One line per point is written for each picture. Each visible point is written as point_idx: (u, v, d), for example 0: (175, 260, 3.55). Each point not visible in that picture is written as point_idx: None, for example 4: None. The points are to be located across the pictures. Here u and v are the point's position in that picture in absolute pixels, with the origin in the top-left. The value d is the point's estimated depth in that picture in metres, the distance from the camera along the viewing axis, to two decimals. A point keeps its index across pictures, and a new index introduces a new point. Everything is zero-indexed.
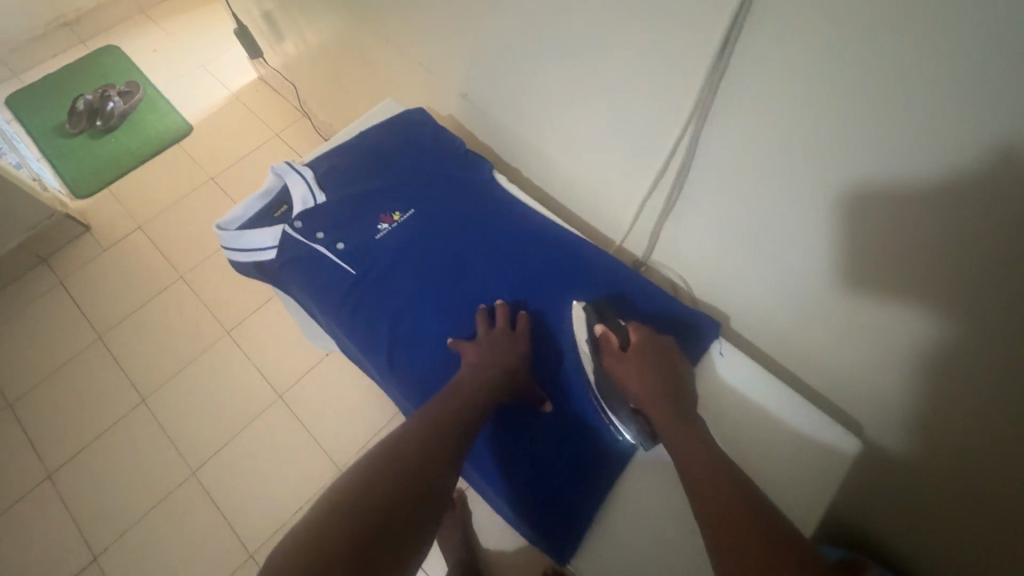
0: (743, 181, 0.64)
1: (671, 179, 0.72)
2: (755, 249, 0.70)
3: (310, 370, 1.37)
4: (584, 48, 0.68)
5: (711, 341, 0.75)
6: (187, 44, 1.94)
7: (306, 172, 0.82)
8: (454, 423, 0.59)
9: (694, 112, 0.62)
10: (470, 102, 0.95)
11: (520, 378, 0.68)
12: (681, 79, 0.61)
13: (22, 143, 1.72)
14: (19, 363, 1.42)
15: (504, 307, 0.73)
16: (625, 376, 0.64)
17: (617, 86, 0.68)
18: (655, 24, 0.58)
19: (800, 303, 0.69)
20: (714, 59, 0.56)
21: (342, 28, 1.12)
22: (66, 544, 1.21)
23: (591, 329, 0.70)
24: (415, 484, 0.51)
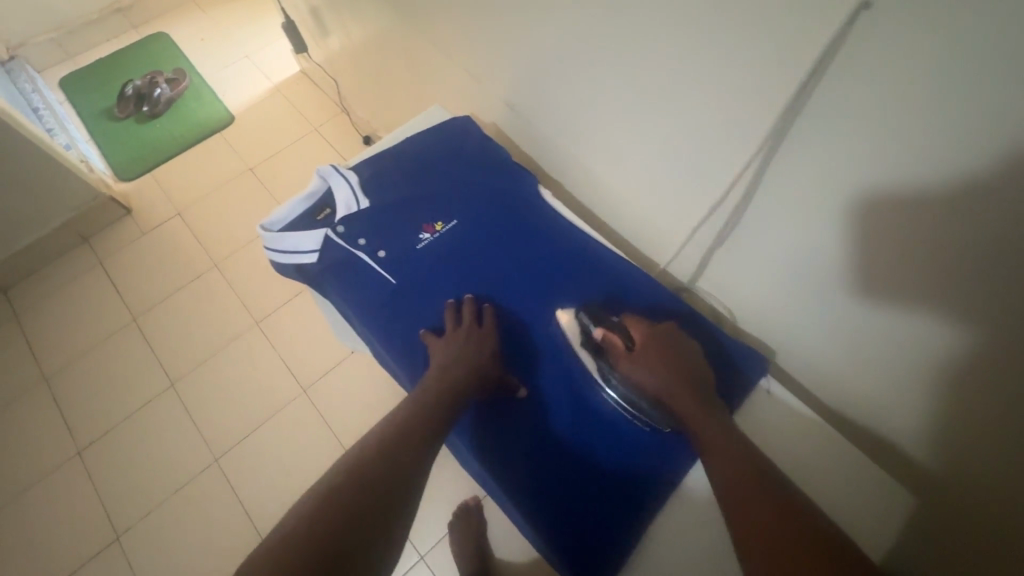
0: (807, 220, 0.61)
1: (727, 211, 0.70)
2: (811, 290, 0.66)
3: (335, 367, 1.37)
4: (646, 70, 0.66)
5: (757, 382, 0.72)
6: (234, 34, 1.97)
7: (350, 176, 0.82)
8: (424, 424, 0.61)
9: (760, 147, 0.60)
10: (514, 112, 0.94)
11: (487, 370, 0.68)
12: (750, 112, 0.58)
13: (72, 124, 1.78)
14: (57, 339, 1.46)
15: (470, 301, 0.74)
16: (638, 373, 0.64)
17: (677, 110, 0.66)
18: (726, 55, 0.56)
19: (856, 348, 0.66)
20: (790, 97, 0.53)
21: (389, 29, 1.12)
22: (91, 520, 1.24)
23: (590, 332, 0.70)
24: (383, 484, 0.52)
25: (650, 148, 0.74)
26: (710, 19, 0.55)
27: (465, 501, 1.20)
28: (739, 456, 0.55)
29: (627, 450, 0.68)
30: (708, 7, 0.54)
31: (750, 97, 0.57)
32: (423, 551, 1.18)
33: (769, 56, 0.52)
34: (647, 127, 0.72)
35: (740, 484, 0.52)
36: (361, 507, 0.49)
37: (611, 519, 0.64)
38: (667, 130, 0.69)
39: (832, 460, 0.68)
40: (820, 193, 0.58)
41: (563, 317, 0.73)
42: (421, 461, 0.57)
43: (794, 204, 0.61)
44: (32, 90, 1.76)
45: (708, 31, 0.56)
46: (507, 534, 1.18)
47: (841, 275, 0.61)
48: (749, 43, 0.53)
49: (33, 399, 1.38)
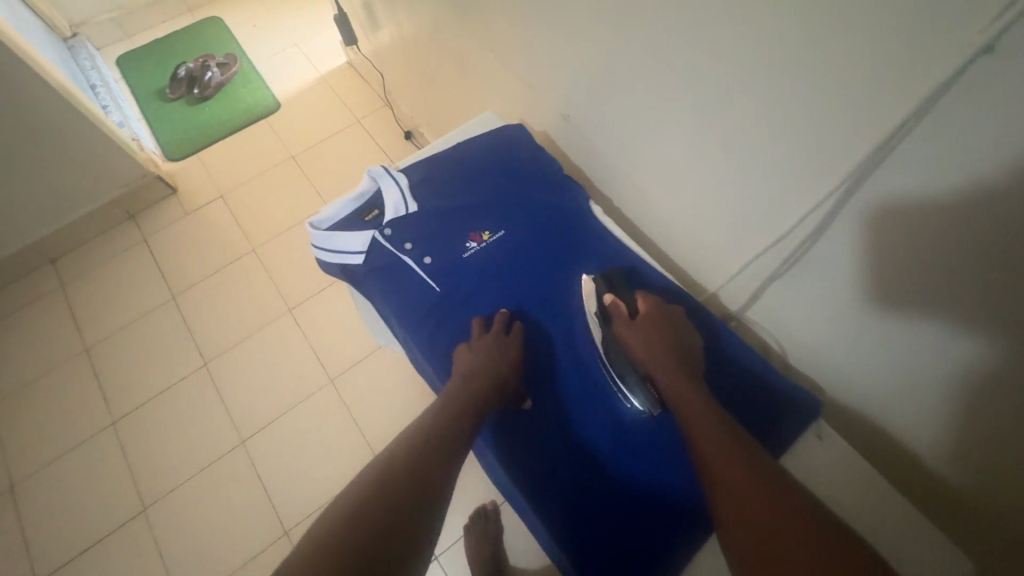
0: (880, 265, 0.58)
1: (791, 245, 0.67)
2: (875, 336, 0.64)
3: (362, 359, 1.38)
4: (719, 95, 0.64)
5: (809, 424, 0.70)
6: (286, 23, 2.00)
7: (400, 179, 0.82)
8: (447, 439, 0.60)
9: (838, 185, 0.57)
10: (568, 122, 0.93)
11: (510, 381, 0.68)
12: (835, 148, 0.56)
13: (126, 103, 1.83)
14: (99, 311, 1.51)
15: (504, 315, 0.74)
16: (633, 340, 0.67)
17: (748, 138, 0.64)
18: (815, 88, 0.54)
19: (921, 399, 0.63)
20: (880, 139, 0.51)
21: (444, 28, 1.11)
22: (119, 491, 1.28)
23: (602, 300, 0.72)
24: (409, 502, 0.51)
25: (713, 173, 0.72)
26: (802, 50, 0.52)
27: (483, 506, 1.19)
28: (712, 426, 0.57)
29: (642, 456, 0.67)
30: (801, 37, 0.52)
31: (836, 132, 0.55)
32: (439, 552, 1.18)
33: (865, 93, 0.50)
34: (713, 152, 0.70)
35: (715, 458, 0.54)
36: (387, 522, 0.48)
37: (619, 514, 0.65)
38: (736, 158, 0.67)
39: (884, 511, 0.64)
40: (898, 238, 0.55)
41: (586, 277, 0.75)
42: (445, 478, 0.57)
43: (869, 246, 0.59)
44: (91, 68, 1.81)
45: (798, 62, 0.54)
46: (523, 543, 1.17)
47: (913, 326, 0.58)
48: (843, 78, 0.51)
49: (73, 369, 1.43)
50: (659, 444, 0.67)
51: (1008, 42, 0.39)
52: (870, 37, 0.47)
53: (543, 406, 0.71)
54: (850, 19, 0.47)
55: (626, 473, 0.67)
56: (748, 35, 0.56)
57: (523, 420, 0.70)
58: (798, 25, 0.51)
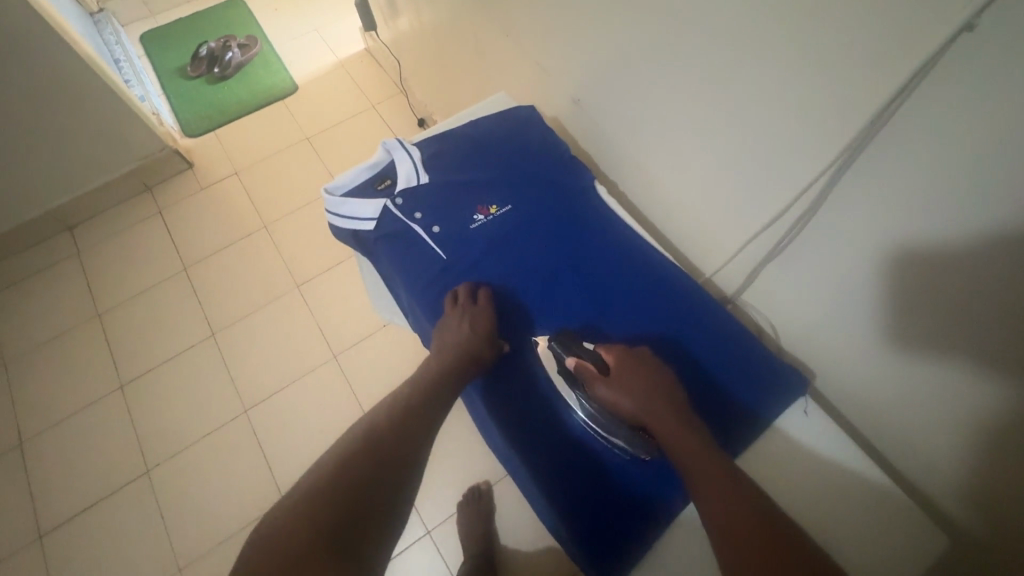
0: (869, 244, 0.60)
1: (784, 226, 0.69)
2: (862, 317, 0.66)
3: (366, 337, 1.41)
4: (721, 80, 0.66)
5: (796, 399, 0.71)
6: (307, 8, 2.03)
7: (413, 152, 0.85)
8: (425, 404, 0.65)
9: (830, 165, 0.59)
10: (578, 107, 0.95)
11: (479, 349, 0.71)
12: (828, 131, 0.58)
13: (148, 79, 1.87)
14: (112, 278, 1.54)
15: (465, 290, 0.76)
16: (609, 400, 0.64)
17: (747, 122, 0.66)
18: (813, 69, 0.56)
19: (901, 381, 0.64)
20: (872, 117, 0.53)
21: (462, 14, 1.14)
22: (124, 452, 1.31)
23: (563, 363, 0.70)
24: (390, 459, 0.56)
25: (713, 156, 0.74)
26: (802, 30, 0.54)
27: (477, 485, 1.22)
28: (718, 473, 0.54)
29: (638, 485, 0.66)
30: (803, 18, 0.54)
31: (832, 111, 0.57)
32: (431, 526, 1.20)
33: (860, 72, 0.52)
34: (714, 135, 0.72)
35: (734, 522, 0.50)
36: (370, 479, 0.53)
37: (613, 520, 0.65)
38: (736, 141, 0.69)
39: (867, 487, 0.65)
40: (887, 216, 0.57)
41: (539, 344, 0.74)
42: (427, 428, 0.63)
43: (858, 224, 0.60)
44: (116, 43, 1.86)
45: (798, 44, 0.56)
46: (514, 523, 1.19)
47: (898, 303, 0.60)
48: (840, 58, 0.53)
49: (85, 333, 1.47)
50: (656, 472, 0.67)
51: (991, 17, 0.41)
52: (868, 16, 0.49)
53: (535, 375, 0.74)
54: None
55: (630, 518, 0.65)
56: (752, 16, 0.58)
57: (514, 385, 0.73)
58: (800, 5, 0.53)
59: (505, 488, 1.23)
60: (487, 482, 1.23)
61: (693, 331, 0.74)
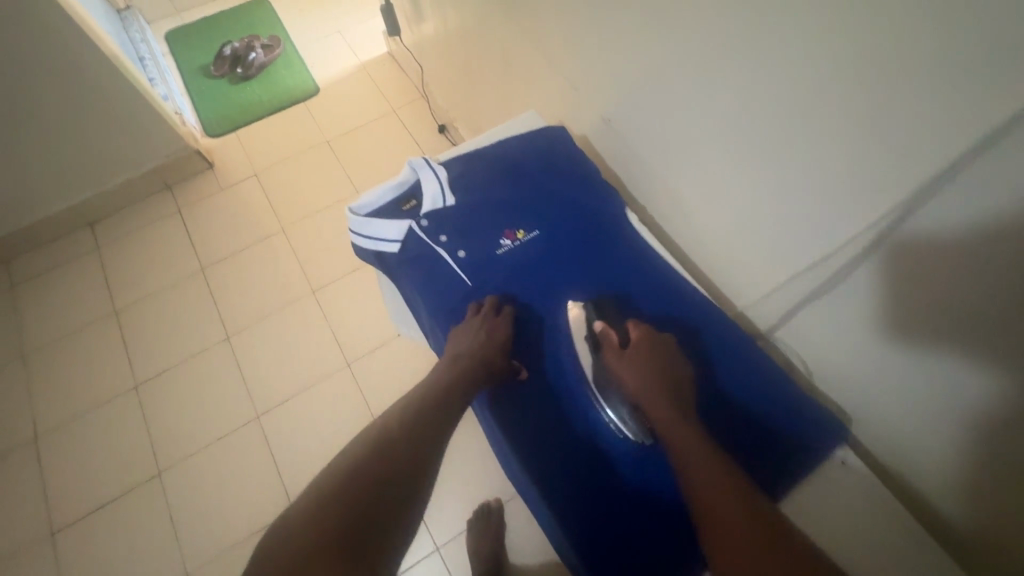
0: (925, 300, 0.56)
1: (829, 268, 0.65)
2: (910, 370, 0.62)
3: (380, 346, 1.40)
4: (767, 117, 0.63)
5: (836, 448, 0.68)
6: (331, 9, 2.03)
7: (440, 171, 0.83)
8: (437, 413, 0.65)
9: (891, 208, 0.55)
10: (609, 127, 0.92)
11: (495, 361, 0.71)
12: (883, 181, 0.55)
13: (172, 77, 1.88)
14: (130, 276, 1.55)
15: (489, 305, 0.75)
16: (622, 368, 0.67)
17: (793, 162, 0.64)
18: (872, 109, 0.52)
19: (949, 440, 0.61)
20: (941, 164, 0.49)
21: (490, 25, 1.12)
22: (137, 453, 1.31)
23: (591, 325, 0.73)
24: (400, 466, 0.57)
25: (752, 188, 0.71)
26: (863, 67, 0.51)
27: (487, 502, 1.20)
28: (708, 463, 0.56)
29: (636, 480, 0.67)
30: (864, 55, 0.50)
31: (893, 154, 0.53)
32: (440, 543, 1.19)
33: (928, 115, 0.48)
34: (756, 167, 0.69)
35: (716, 508, 0.52)
36: (379, 486, 0.54)
37: (614, 525, 0.65)
38: (780, 175, 0.66)
39: (913, 545, 0.62)
40: (947, 269, 0.53)
41: (572, 304, 0.75)
42: (439, 440, 0.63)
43: (914, 275, 0.56)
44: (141, 40, 1.87)
45: (858, 81, 0.52)
46: (524, 543, 1.17)
47: (949, 360, 0.56)
48: (905, 101, 0.49)
49: (102, 330, 1.47)
50: (656, 469, 0.67)
51: None
52: (940, 57, 0.45)
53: (554, 407, 0.72)
54: (921, 38, 0.46)
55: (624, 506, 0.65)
56: (807, 49, 0.55)
57: (531, 419, 0.71)
58: (862, 41, 0.50)
59: (517, 507, 1.21)
60: (498, 499, 1.21)
61: (725, 371, 0.71)
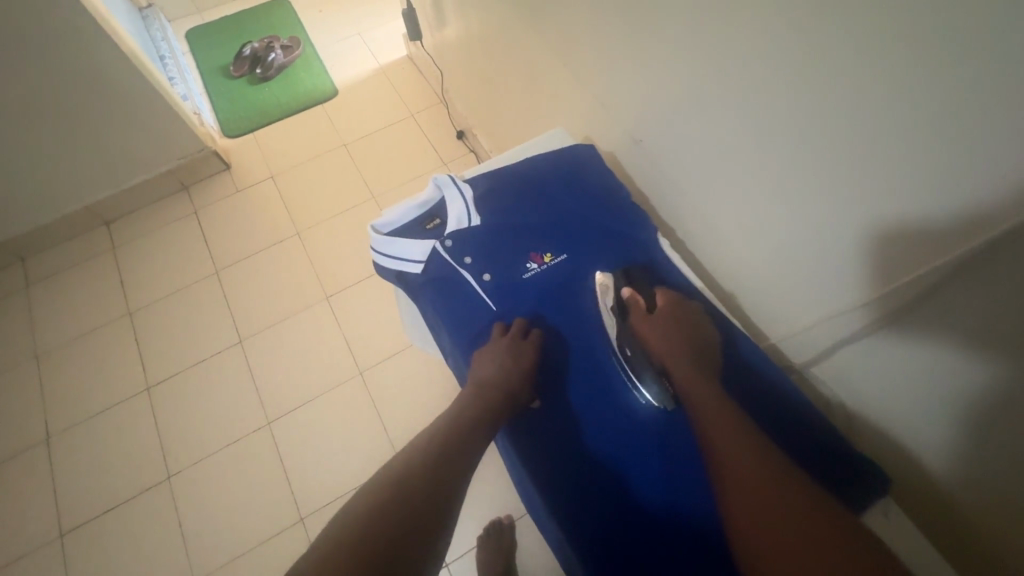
0: (975, 363, 0.53)
1: (870, 313, 0.62)
2: (955, 428, 0.58)
3: (393, 355, 1.38)
4: (808, 153, 0.61)
5: (878, 501, 0.64)
6: (352, 11, 2.02)
7: (465, 190, 0.82)
8: (457, 447, 0.63)
9: (937, 265, 0.52)
10: (638, 146, 0.90)
11: (517, 390, 0.69)
12: (934, 233, 0.51)
13: (191, 77, 1.88)
14: (146, 277, 1.55)
15: (519, 327, 0.74)
16: (651, 330, 0.69)
17: (833, 202, 0.61)
18: (922, 159, 0.49)
19: (998, 505, 0.56)
20: (997, 226, 0.46)
21: (516, 35, 1.10)
22: (148, 456, 1.31)
23: (619, 292, 0.75)
24: (419, 515, 0.53)
25: (787, 221, 0.69)
26: (915, 113, 0.48)
27: (499, 519, 1.18)
28: (731, 422, 0.58)
29: (651, 456, 0.67)
30: (919, 99, 0.47)
31: (942, 209, 0.50)
32: (449, 560, 1.17)
33: (984, 173, 0.45)
34: (793, 202, 0.66)
35: (740, 460, 0.54)
36: (395, 538, 0.50)
37: (625, 513, 0.65)
38: (818, 213, 0.63)
39: None
40: (1006, 333, 0.49)
41: (598, 274, 0.77)
42: (459, 477, 0.60)
43: (961, 335, 0.53)
44: (162, 39, 1.87)
45: (908, 126, 0.49)
46: (536, 564, 1.14)
47: (1000, 424, 0.52)
48: (963, 151, 0.46)
49: (116, 330, 1.47)
50: (676, 441, 0.67)
51: None
52: (1005, 108, 0.42)
53: (576, 443, 0.69)
54: (985, 85, 0.42)
55: (641, 472, 0.66)
56: (855, 86, 0.52)
57: (556, 453, 0.68)
58: (917, 84, 0.47)
59: (528, 526, 1.19)
60: (510, 518, 1.19)
61: (760, 413, 0.68)
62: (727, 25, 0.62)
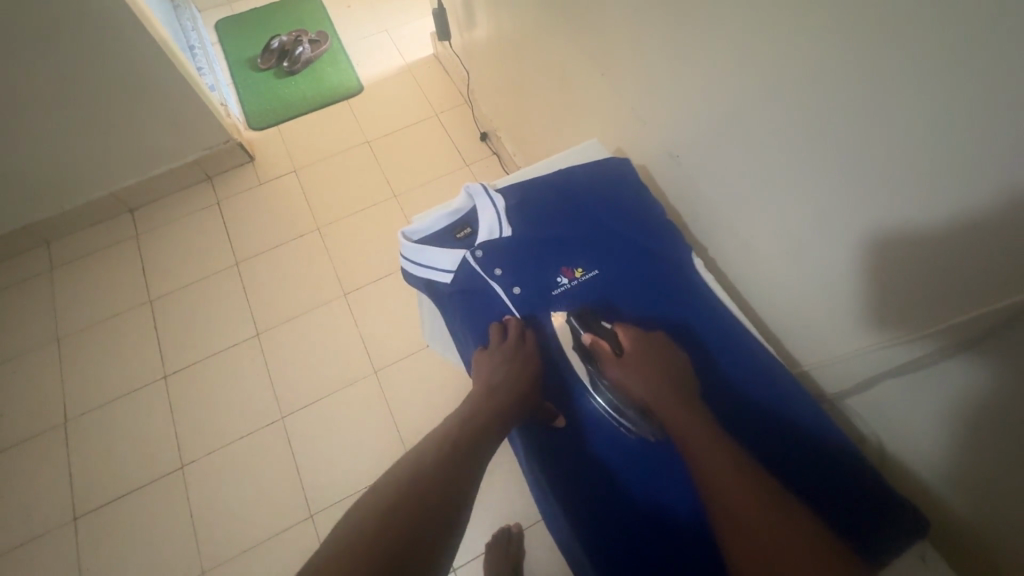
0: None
1: (911, 352, 0.61)
2: (997, 483, 0.55)
3: (408, 356, 1.38)
4: (848, 191, 0.60)
5: (916, 544, 0.61)
6: (380, 8, 2.02)
7: (497, 200, 0.81)
8: (475, 440, 0.63)
9: (991, 308, 0.50)
10: (673, 161, 0.88)
11: (527, 389, 0.70)
12: (986, 279, 0.49)
13: (219, 68, 1.89)
14: (168, 265, 1.56)
15: (514, 324, 0.75)
16: (623, 378, 0.65)
17: (873, 237, 0.59)
18: (970, 200, 0.48)
19: None
20: None
21: (549, 41, 1.09)
22: (163, 445, 1.32)
23: (581, 338, 0.72)
24: (441, 503, 0.54)
25: (822, 253, 0.68)
26: (971, 155, 0.46)
27: (507, 527, 1.17)
28: (720, 463, 0.54)
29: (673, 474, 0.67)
30: (973, 141, 0.46)
31: (992, 253, 0.48)
32: (457, 564, 1.16)
33: None
34: (830, 233, 0.65)
35: (732, 514, 0.50)
36: (418, 527, 0.51)
37: (653, 556, 0.63)
38: (857, 244, 0.62)
39: None
40: None
41: (558, 319, 0.77)
42: (478, 466, 0.60)
43: (1009, 383, 0.51)
44: (193, 29, 1.89)
45: (960, 169, 0.47)
46: None
47: None
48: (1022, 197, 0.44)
49: (137, 317, 1.48)
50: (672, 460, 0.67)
51: None
52: None
53: (595, 462, 0.69)
54: None
55: (640, 480, 0.67)
56: (899, 120, 0.51)
57: (579, 474, 0.69)
58: (974, 126, 0.45)
59: (538, 535, 1.18)
60: (519, 526, 1.18)
61: (789, 446, 0.67)
62: (768, 48, 0.61)
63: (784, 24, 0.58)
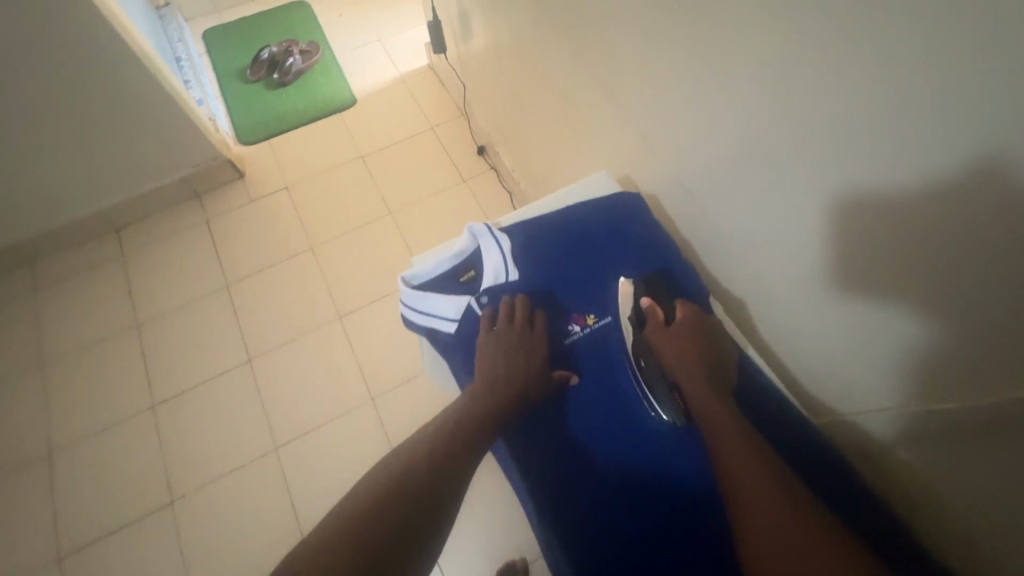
0: None
1: (951, 417, 0.57)
2: None
3: (406, 382, 1.34)
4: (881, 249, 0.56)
5: None
6: (373, 16, 1.97)
7: (503, 241, 0.79)
8: (467, 434, 0.66)
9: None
10: (688, 196, 0.84)
11: (526, 374, 0.71)
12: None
13: (207, 80, 1.83)
14: (156, 287, 1.51)
15: (520, 305, 0.76)
16: (666, 348, 0.71)
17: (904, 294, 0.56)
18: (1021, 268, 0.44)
19: None
20: None
21: (549, 59, 1.04)
22: (151, 479, 1.26)
23: (638, 302, 0.76)
24: (423, 497, 0.58)
25: (846, 310, 0.65)
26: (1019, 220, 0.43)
27: (511, 561, 1.13)
28: (744, 446, 0.60)
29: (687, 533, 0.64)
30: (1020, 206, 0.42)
31: None
32: None
33: None
34: (856, 288, 0.62)
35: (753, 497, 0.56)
36: (399, 516, 0.56)
37: None
38: (886, 305, 0.59)
39: None
40: None
41: (624, 281, 0.78)
42: (468, 460, 0.64)
43: None
44: (179, 40, 1.83)
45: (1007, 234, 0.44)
46: None
47: None
48: None
49: (124, 343, 1.43)
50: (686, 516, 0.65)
51: None
52: None
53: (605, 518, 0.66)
54: None
55: (649, 523, 0.65)
56: (935, 180, 0.47)
57: (589, 526, 0.65)
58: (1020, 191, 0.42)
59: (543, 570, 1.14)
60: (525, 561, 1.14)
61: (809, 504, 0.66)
62: (785, 90, 0.58)
63: (804, 74, 0.55)
